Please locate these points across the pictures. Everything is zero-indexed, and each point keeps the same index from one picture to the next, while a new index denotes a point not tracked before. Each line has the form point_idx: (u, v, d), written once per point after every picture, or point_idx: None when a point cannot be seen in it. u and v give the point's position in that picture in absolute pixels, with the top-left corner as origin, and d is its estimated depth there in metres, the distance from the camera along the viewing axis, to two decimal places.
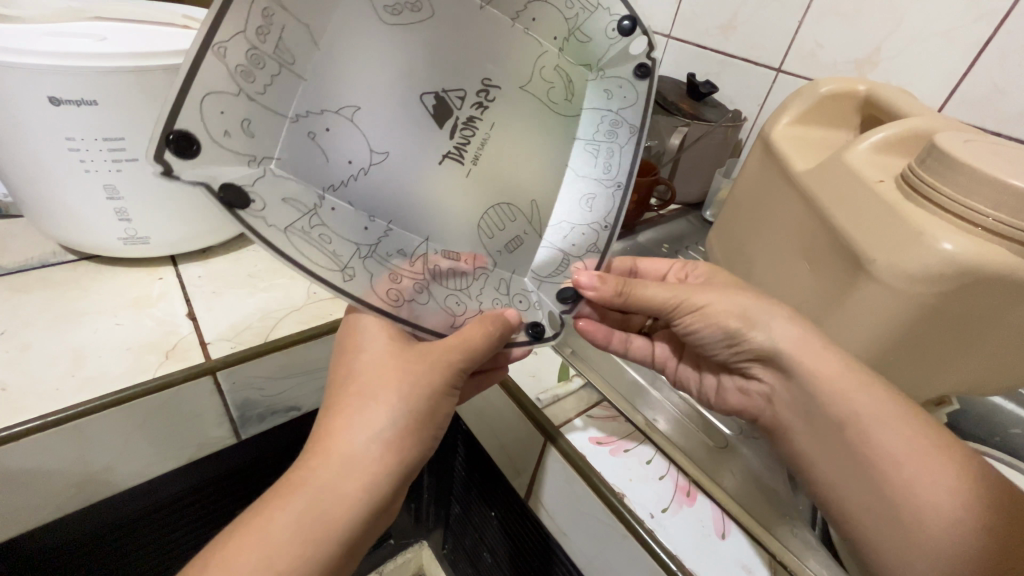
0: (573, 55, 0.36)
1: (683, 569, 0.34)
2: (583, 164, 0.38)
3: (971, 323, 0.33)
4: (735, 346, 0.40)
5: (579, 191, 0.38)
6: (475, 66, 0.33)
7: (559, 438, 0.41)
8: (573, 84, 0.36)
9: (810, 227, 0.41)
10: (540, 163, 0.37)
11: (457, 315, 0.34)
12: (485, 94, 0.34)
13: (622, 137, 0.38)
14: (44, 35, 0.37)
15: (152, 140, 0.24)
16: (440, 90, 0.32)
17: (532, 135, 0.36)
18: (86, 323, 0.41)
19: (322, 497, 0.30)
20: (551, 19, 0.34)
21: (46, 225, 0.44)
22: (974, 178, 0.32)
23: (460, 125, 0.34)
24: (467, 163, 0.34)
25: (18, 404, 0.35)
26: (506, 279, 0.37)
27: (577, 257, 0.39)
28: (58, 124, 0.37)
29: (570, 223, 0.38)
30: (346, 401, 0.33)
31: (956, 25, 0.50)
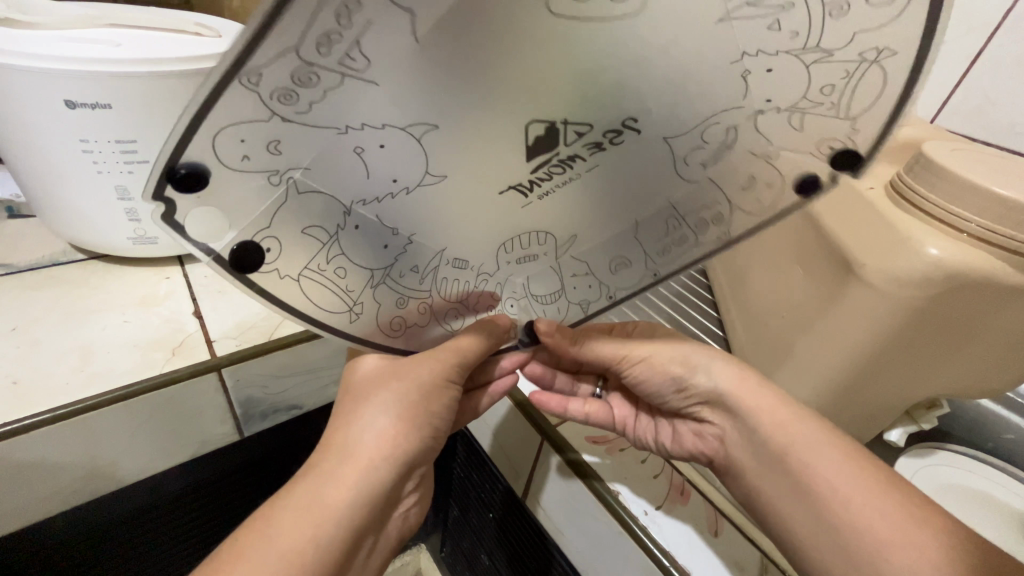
0: (777, 123, 0.26)
1: (677, 566, 0.34)
2: (653, 235, 0.32)
3: (957, 327, 0.34)
4: (685, 392, 0.41)
5: (623, 252, 0.34)
6: (615, 112, 0.24)
7: (568, 449, 0.42)
8: (731, 151, 0.28)
9: (804, 231, 0.42)
10: (608, 218, 0.31)
11: (455, 330, 0.35)
12: (614, 135, 0.25)
13: (703, 234, 0.33)
14: (62, 41, 0.38)
15: (151, 176, 0.20)
16: (558, 127, 0.24)
17: (642, 181, 0.29)
18: (95, 320, 0.42)
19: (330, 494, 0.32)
20: (790, 78, 0.24)
21: (57, 224, 0.45)
22: (960, 185, 0.33)
23: (554, 163, 0.26)
24: (529, 199, 0.28)
25: (26, 398, 0.35)
26: (512, 292, 0.34)
27: (574, 299, 0.37)
28: (74, 126, 0.38)
29: (591, 270, 0.34)
30: (349, 407, 0.36)
31: (949, 37, 0.51)
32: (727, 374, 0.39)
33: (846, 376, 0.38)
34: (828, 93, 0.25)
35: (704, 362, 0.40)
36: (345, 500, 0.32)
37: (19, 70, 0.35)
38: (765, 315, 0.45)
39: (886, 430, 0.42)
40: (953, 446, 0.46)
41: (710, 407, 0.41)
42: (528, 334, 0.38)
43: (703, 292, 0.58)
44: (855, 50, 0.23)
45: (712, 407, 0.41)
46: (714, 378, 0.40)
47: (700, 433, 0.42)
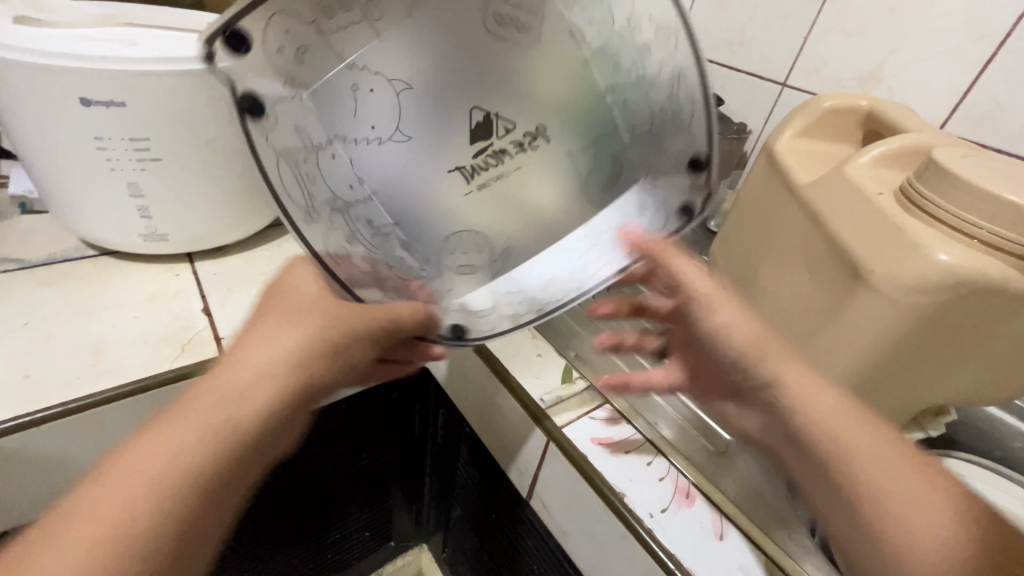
0: (641, 143, 0.31)
1: (680, 568, 0.34)
2: (574, 253, 0.33)
3: (968, 333, 0.34)
4: (744, 374, 0.38)
5: (546, 271, 0.33)
6: (540, 100, 0.29)
7: (554, 432, 0.42)
8: (621, 172, 0.31)
9: (813, 237, 0.42)
10: (531, 220, 0.32)
11: (387, 295, 0.34)
12: (536, 135, 0.30)
13: (615, 262, 0.34)
14: (77, 39, 0.38)
15: (212, 26, 0.25)
16: (495, 113, 0.29)
17: (551, 181, 0.31)
18: (106, 316, 0.42)
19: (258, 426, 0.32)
20: (636, 96, 0.30)
21: (70, 220, 0.45)
22: (971, 193, 0.33)
23: (489, 150, 0.30)
24: (471, 186, 0.31)
25: (37, 392, 0.36)
26: (443, 293, 0.34)
27: (480, 323, 0.35)
28: (88, 124, 0.39)
29: (515, 289, 0.34)
30: (257, 330, 0.32)
31: (958, 44, 0.51)
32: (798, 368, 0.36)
33: (856, 383, 0.38)
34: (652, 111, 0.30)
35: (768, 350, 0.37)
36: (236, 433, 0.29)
37: (36, 68, 0.36)
38: (776, 321, 0.45)
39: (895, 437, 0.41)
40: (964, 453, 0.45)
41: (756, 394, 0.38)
42: (452, 333, 0.35)
43: None
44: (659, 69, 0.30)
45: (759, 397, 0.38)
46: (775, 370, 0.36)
47: (761, 427, 0.38)
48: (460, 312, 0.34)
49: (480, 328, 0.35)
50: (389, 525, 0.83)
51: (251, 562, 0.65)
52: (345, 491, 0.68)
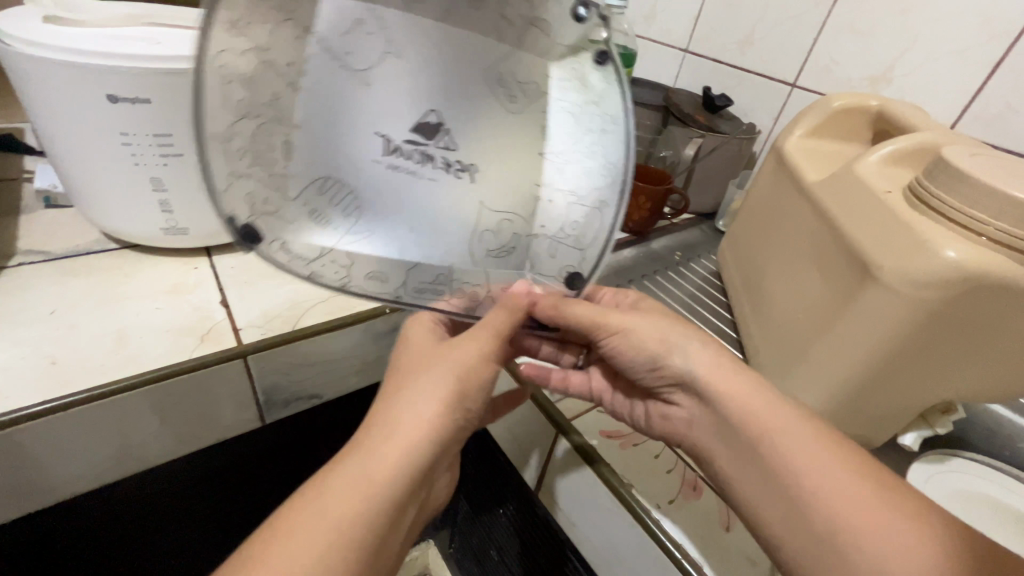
0: (541, 225, 0.34)
1: (690, 558, 0.34)
2: (414, 278, 0.34)
3: (976, 329, 0.34)
4: (658, 371, 0.40)
5: (378, 267, 0.33)
6: (485, 141, 0.32)
7: (570, 430, 0.42)
8: (508, 252, 0.34)
9: (821, 234, 0.42)
10: (402, 239, 0.33)
11: (233, 155, 0.32)
12: (466, 169, 0.32)
13: (450, 299, 0.35)
14: (107, 38, 0.40)
15: None
16: (447, 130, 0.32)
17: (433, 218, 0.33)
18: (129, 307, 0.44)
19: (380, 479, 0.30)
20: (552, 214, 0.34)
21: (93, 213, 0.46)
22: (979, 190, 0.33)
23: (412, 149, 0.32)
24: (380, 157, 0.32)
25: (64, 378, 0.37)
26: (265, 202, 0.33)
27: (275, 248, 0.33)
28: (115, 120, 0.40)
29: (337, 236, 0.33)
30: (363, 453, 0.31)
31: (969, 44, 0.51)
32: (704, 359, 0.38)
33: (863, 377, 0.38)
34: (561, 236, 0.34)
35: (678, 344, 0.39)
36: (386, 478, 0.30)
37: (67, 66, 0.37)
38: (784, 319, 0.45)
39: (902, 434, 0.42)
40: (972, 453, 0.45)
41: (681, 389, 0.39)
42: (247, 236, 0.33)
43: (717, 295, 0.59)
44: (588, 197, 0.34)
45: (683, 391, 0.39)
46: (690, 363, 0.38)
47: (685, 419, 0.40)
48: (273, 228, 0.33)
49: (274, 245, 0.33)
50: None
51: None
52: None
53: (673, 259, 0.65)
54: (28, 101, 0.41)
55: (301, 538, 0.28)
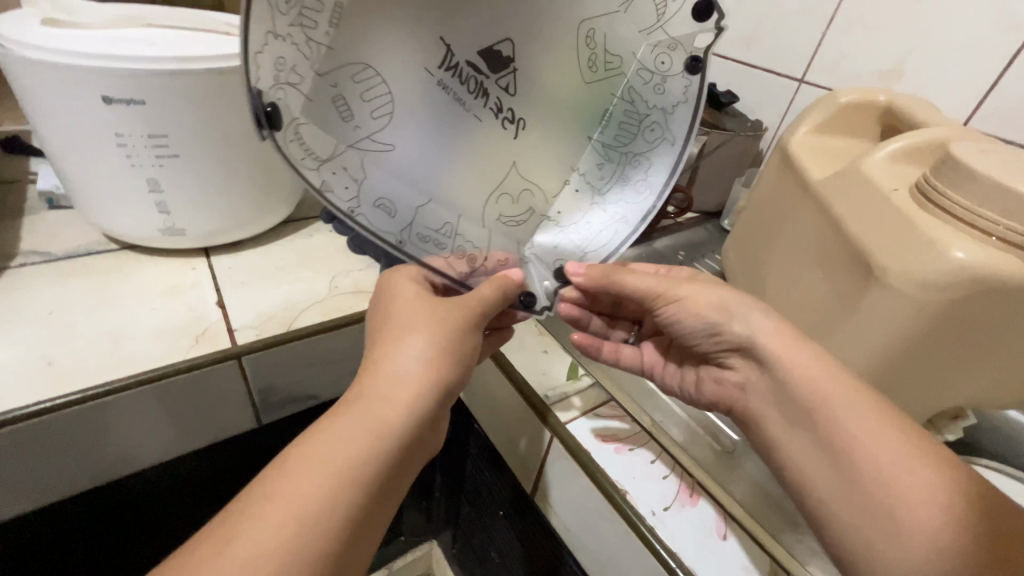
0: (563, 199, 0.38)
1: (682, 567, 0.33)
2: (427, 219, 0.35)
3: (986, 332, 0.33)
4: (716, 337, 0.40)
5: (389, 195, 0.33)
6: (542, 100, 0.35)
7: (550, 416, 0.42)
8: (524, 218, 0.38)
9: (825, 232, 0.41)
10: (438, 164, 0.34)
11: (277, 23, 0.26)
12: (513, 121, 0.35)
13: (448, 249, 0.36)
14: (101, 39, 0.40)
15: None
16: (514, 69, 0.33)
17: (477, 147, 0.35)
18: (126, 307, 0.44)
19: (376, 429, 0.30)
20: (569, 205, 0.38)
21: (92, 214, 0.47)
22: (988, 188, 0.32)
23: (474, 83, 0.33)
24: (433, 75, 0.32)
25: (60, 378, 0.37)
26: (293, 81, 0.27)
27: (280, 117, 0.28)
28: (110, 121, 0.40)
29: (357, 135, 0.30)
30: (357, 412, 0.31)
31: (983, 36, 0.49)
32: (765, 324, 0.38)
33: (871, 382, 0.37)
34: (566, 222, 0.38)
35: (740, 310, 0.39)
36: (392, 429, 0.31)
37: (61, 68, 0.37)
38: (790, 321, 0.44)
39: None
40: (984, 460, 0.44)
41: (740, 354, 0.40)
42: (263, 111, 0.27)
43: None
44: (610, 199, 0.37)
45: (741, 355, 0.40)
46: (751, 328, 0.38)
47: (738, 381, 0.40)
48: (290, 113, 0.28)
49: (274, 112, 0.27)
50: (399, 519, 0.84)
51: None
52: None
53: (677, 260, 0.64)
54: (25, 103, 0.41)
55: (302, 487, 0.27)
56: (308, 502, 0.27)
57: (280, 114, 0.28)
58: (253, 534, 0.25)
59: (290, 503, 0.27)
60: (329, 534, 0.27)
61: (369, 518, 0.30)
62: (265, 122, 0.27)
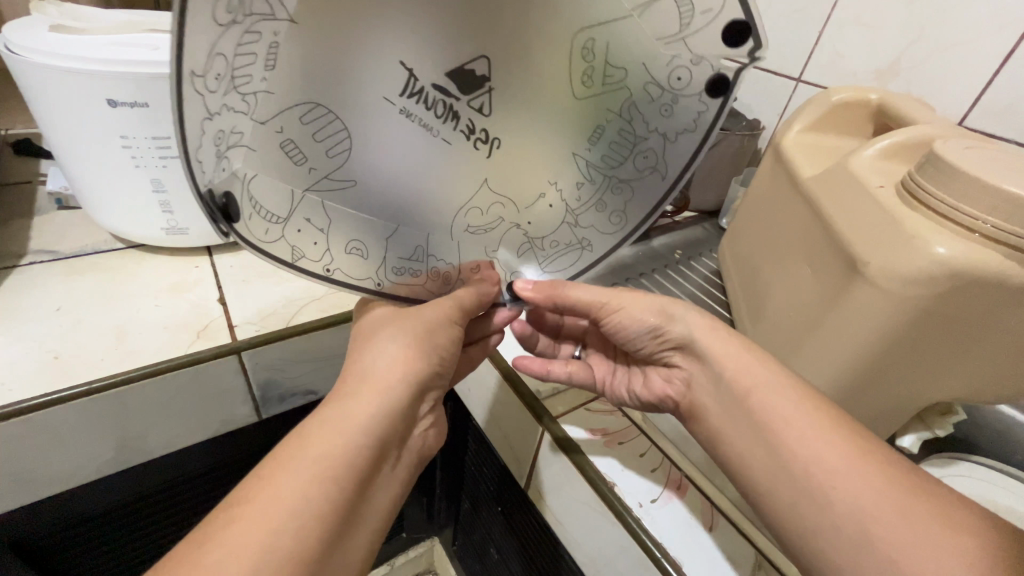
0: (534, 217, 0.35)
1: (668, 558, 0.34)
2: (396, 248, 0.34)
3: (966, 328, 0.33)
4: (660, 337, 0.42)
5: (361, 236, 0.33)
6: (517, 114, 0.30)
7: (540, 411, 0.43)
8: (490, 234, 0.35)
9: (812, 228, 0.42)
10: (399, 186, 0.32)
11: (216, 139, 0.28)
12: (486, 141, 0.31)
13: (422, 274, 0.36)
14: (107, 45, 0.41)
15: None
16: (489, 88, 0.29)
17: (443, 168, 0.31)
18: (131, 304, 0.45)
19: (349, 424, 0.32)
20: (542, 219, 0.35)
21: (97, 214, 0.48)
22: (971, 185, 0.32)
23: (444, 111, 0.29)
24: (394, 104, 0.29)
25: (66, 371, 0.39)
26: (241, 141, 0.28)
27: (246, 214, 0.31)
28: (116, 124, 0.41)
29: (313, 177, 0.30)
30: (335, 409, 0.33)
31: (976, 35, 0.49)
32: (703, 323, 0.40)
33: (856, 378, 0.37)
34: (535, 238, 0.36)
35: (681, 313, 0.41)
36: (368, 419, 0.33)
37: (68, 72, 0.39)
38: (779, 317, 0.44)
39: (899, 436, 0.40)
40: (980, 458, 0.43)
41: (682, 352, 0.42)
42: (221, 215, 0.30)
43: (718, 294, 0.58)
44: (585, 222, 0.35)
45: (683, 352, 0.42)
46: (689, 326, 0.41)
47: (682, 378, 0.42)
48: (252, 205, 0.30)
49: (238, 209, 0.30)
50: (401, 515, 0.85)
51: None
52: None
53: (674, 258, 0.64)
54: (34, 106, 0.43)
55: (283, 482, 0.28)
56: (288, 495, 0.28)
57: (247, 214, 0.31)
58: (237, 530, 0.26)
59: (275, 493, 0.28)
60: (314, 518, 0.28)
61: (352, 515, 0.31)
62: (224, 221, 0.30)
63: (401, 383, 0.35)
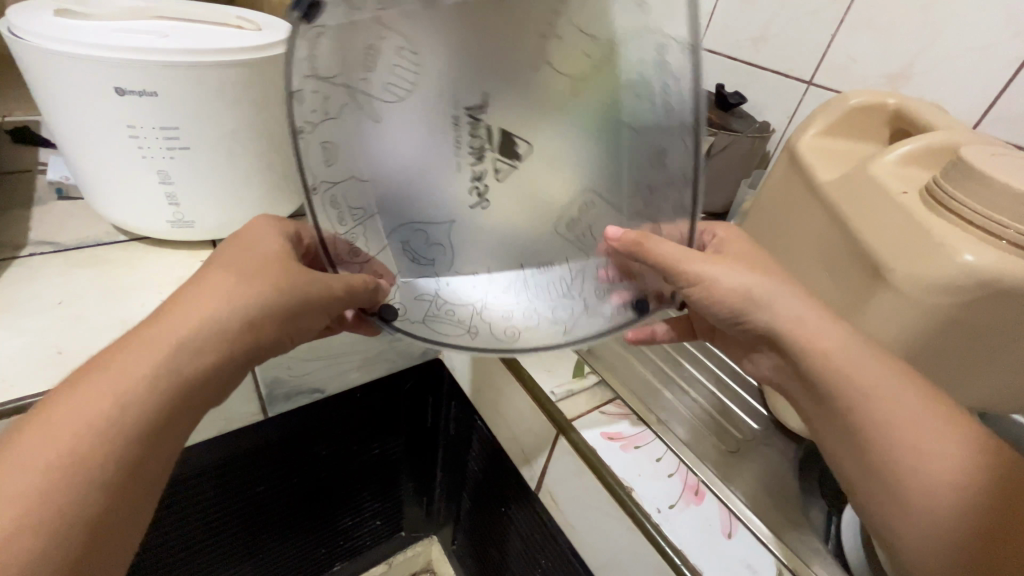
0: (449, 286, 0.38)
1: (687, 564, 0.34)
2: (346, 188, 0.35)
3: (991, 337, 0.33)
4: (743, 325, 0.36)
5: (342, 156, 0.34)
6: (527, 176, 0.35)
7: (554, 411, 0.43)
8: (419, 258, 0.38)
9: (831, 233, 0.41)
10: (388, 168, 0.35)
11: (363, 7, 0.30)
12: (479, 197, 0.36)
13: (343, 226, 0.36)
14: (113, 31, 0.40)
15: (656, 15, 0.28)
16: (522, 144, 0.34)
17: (435, 190, 0.36)
18: (135, 298, 0.44)
19: (129, 384, 0.26)
20: (460, 289, 0.38)
21: (101, 205, 0.47)
22: (1001, 192, 0.32)
23: (478, 132, 0.34)
24: (456, 116, 0.34)
25: (69, 366, 0.38)
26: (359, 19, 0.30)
27: (299, 39, 0.30)
28: (122, 112, 0.40)
29: (362, 93, 0.32)
30: (145, 356, 0.26)
31: (994, 41, 0.49)
32: None
33: None
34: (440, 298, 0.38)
35: (753, 297, 0.35)
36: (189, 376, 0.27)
37: (74, 59, 0.37)
38: None
39: None
40: None
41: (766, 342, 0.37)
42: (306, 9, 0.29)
43: None
44: (489, 317, 0.37)
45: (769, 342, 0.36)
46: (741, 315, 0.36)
47: (773, 366, 0.38)
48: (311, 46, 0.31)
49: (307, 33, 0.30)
50: (401, 514, 0.85)
51: (266, 543, 0.67)
52: (356, 479, 0.70)
53: None
54: (37, 92, 0.41)
55: (47, 443, 0.24)
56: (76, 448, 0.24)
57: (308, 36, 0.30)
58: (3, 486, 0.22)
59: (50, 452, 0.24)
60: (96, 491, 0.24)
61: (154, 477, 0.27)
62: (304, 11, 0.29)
63: (212, 334, 0.28)
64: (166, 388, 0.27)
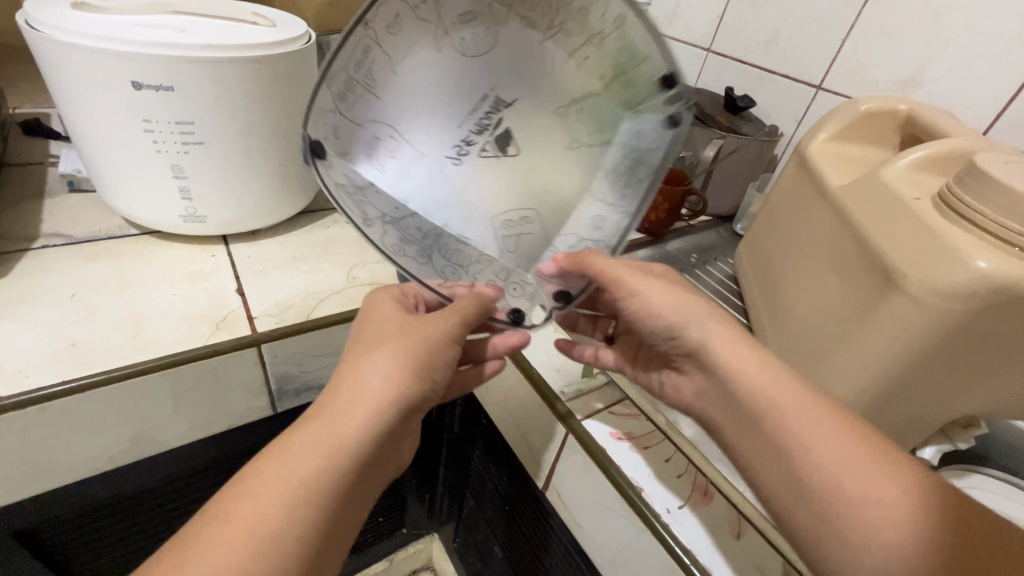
0: (383, 195, 0.33)
1: (696, 564, 0.34)
2: (360, 87, 0.31)
3: (1000, 342, 0.33)
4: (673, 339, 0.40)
5: (379, 61, 0.30)
6: (508, 167, 0.35)
7: (570, 418, 0.42)
8: (370, 149, 0.32)
9: (842, 238, 0.41)
10: (399, 95, 0.31)
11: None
12: (455, 156, 0.34)
13: (327, 98, 0.30)
14: (130, 25, 0.40)
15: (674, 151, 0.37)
16: (513, 136, 0.34)
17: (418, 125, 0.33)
18: (147, 292, 0.44)
19: (306, 459, 0.29)
20: (378, 201, 0.33)
21: (113, 197, 0.47)
22: (1014, 200, 0.32)
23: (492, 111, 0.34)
24: (487, 94, 0.33)
25: (83, 358, 0.38)
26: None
27: None
28: (137, 106, 0.40)
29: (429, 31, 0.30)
30: (318, 427, 0.31)
31: (1005, 49, 0.49)
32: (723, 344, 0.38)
33: (883, 390, 0.37)
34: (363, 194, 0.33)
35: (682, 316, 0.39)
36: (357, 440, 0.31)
37: (91, 52, 0.37)
38: (805, 324, 0.44)
39: (920, 447, 0.40)
40: (996, 470, 0.43)
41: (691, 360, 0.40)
42: None
43: (734, 299, 0.58)
44: (401, 231, 0.34)
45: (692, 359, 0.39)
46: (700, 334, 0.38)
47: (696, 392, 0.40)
48: None
49: None
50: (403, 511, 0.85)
51: None
52: None
53: (689, 262, 0.64)
54: (52, 84, 0.41)
55: (242, 508, 0.28)
56: (269, 511, 0.28)
57: None
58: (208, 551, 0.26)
59: (250, 517, 0.27)
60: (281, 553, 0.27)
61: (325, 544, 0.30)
62: None
63: (377, 404, 0.32)
64: (338, 461, 0.30)
